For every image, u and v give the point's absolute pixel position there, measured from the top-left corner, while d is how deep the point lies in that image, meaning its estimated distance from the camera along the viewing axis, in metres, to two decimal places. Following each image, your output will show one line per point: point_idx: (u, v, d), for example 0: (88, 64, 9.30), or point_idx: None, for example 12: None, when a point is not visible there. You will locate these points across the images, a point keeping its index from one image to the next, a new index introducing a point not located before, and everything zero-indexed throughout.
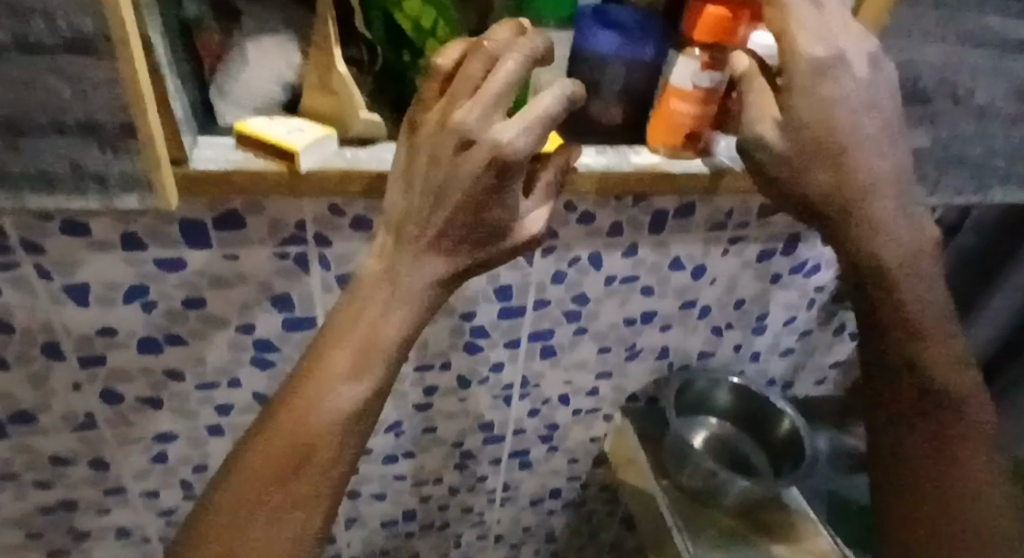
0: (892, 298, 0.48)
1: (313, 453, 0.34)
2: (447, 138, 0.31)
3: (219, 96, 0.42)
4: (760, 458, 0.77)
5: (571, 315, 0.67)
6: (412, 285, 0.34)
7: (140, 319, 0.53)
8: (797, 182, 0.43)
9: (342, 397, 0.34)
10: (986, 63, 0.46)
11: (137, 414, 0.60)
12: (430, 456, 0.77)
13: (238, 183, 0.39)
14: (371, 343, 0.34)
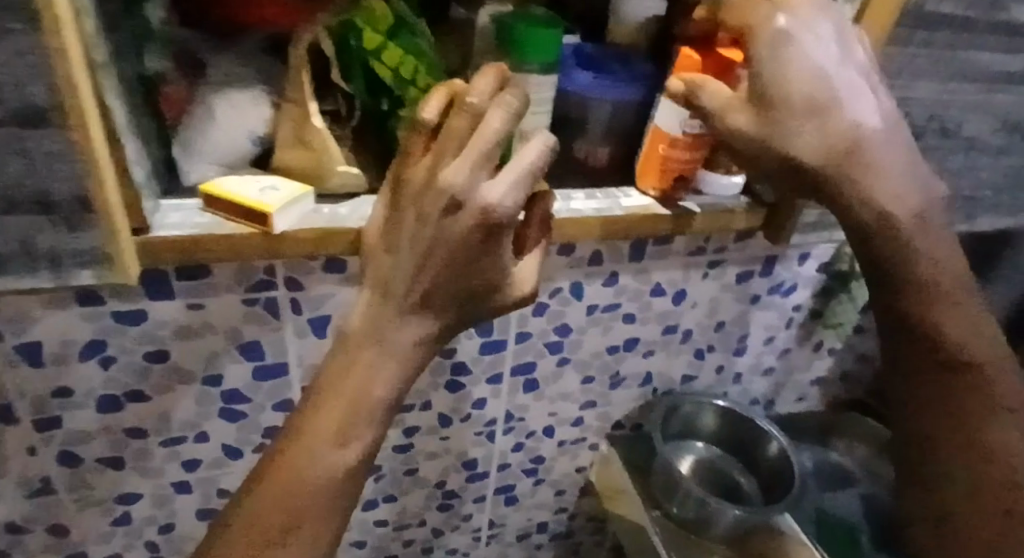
0: (922, 291, 0.45)
1: (302, 522, 0.30)
2: (438, 194, 0.29)
3: (184, 153, 0.39)
4: (748, 481, 0.76)
5: (554, 346, 0.66)
6: (399, 345, 0.32)
7: (100, 377, 0.49)
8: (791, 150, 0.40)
9: (327, 468, 0.31)
10: (969, 98, 0.48)
11: (97, 475, 0.55)
12: (413, 498, 0.74)
13: (211, 250, 0.37)
14: (358, 407, 0.31)
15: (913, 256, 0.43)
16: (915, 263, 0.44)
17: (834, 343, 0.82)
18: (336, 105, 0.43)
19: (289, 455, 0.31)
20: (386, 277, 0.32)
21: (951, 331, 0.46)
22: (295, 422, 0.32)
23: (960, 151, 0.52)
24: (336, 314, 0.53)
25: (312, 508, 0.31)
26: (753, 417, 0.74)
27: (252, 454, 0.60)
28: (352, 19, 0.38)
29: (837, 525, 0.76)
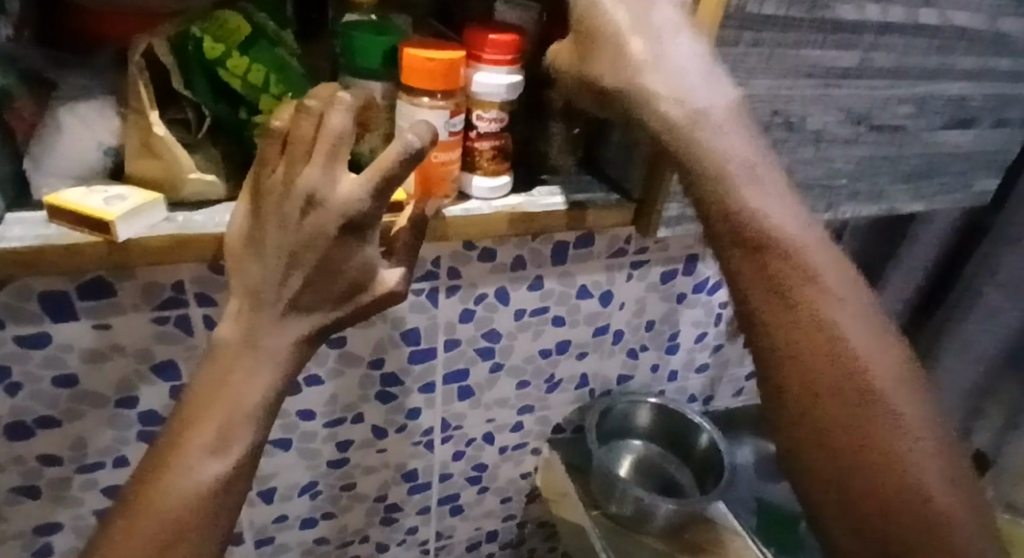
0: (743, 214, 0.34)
1: (186, 536, 0.30)
2: (296, 198, 0.30)
3: (35, 166, 0.39)
4: (685, 475, 0.78)
5: (486, 352, 0.66)
6: (275, 348, 0.33)
7: (5, 404, 0.48)
8: (650, 97, 0.37)
9: (202, 479, 0.30)
10: (810, 92, 0.48)
11: (11, 508, 0.54)
12: (353, 515, 0.73)
13: (57, 261, 0.37)
14: (233, 415, 0.31)
15: (709, 138, 0.35)
16: (719, 157, 0.35)
17: None
18: (186, 114, 0.43)
19: (164, 471, 0.30)
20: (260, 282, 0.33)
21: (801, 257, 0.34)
22: (170, 437, 0.31)
23: (808, 144, 0.52)
24: None
25: (195, 520, 0.30)
26: (684, 411, 0.76)
27: None
28: (193, 28, 0.39)
29: (775, 514, 0.79)
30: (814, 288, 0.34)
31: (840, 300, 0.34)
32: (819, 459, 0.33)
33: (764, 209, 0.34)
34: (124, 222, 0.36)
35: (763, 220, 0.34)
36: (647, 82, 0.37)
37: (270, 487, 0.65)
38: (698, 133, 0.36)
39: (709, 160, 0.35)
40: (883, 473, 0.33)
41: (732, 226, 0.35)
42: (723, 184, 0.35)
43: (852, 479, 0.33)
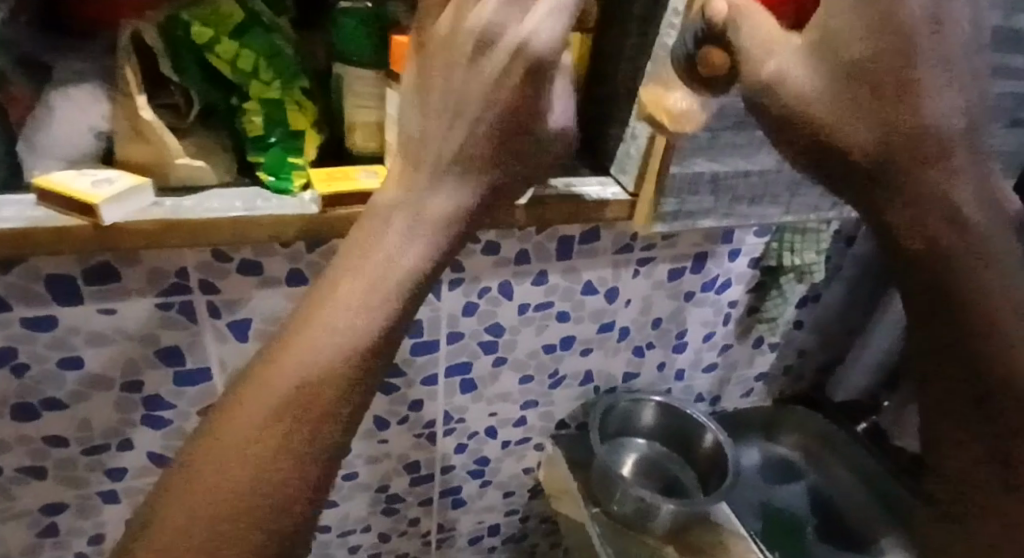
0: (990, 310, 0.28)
1: (302, 421, 0.28)
2: (420, 129, 0.34)
3: (29, 150, 0.40)
4: (689, 477, 0.77)
5: (488, 345, 0.66)
6: (431, 207, 0.33)
7: (13, 385, 0.49)
8: (916, 212, 0.28)
9: (344, 342, 0.29)
10: None
11: (19, 486, 0.55)
12: (356, 504, 0.73)
13: (43, 242, 0.38)
14: (383, 280, 0.31)
15: (979, 252, 0.28)
16: (978, 267, 0.28)
17: (775, 339, 0.82)
18: (174, 99, 0.43)
19: (290, 341, 0.29)
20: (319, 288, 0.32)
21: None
22: (299, 313, 0.31)
23: None
24: (256, 318, 0.53)
25: (325, 393, 0.28)
26: (689, 411, 0.75)
27: None
28: (181, 13, 0.40)
29: (780, 517, 0.79)
30: None
31: None
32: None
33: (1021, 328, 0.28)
34: (108, 204, 0.37)
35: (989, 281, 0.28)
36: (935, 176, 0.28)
37: None
38: (977, 247, 0.28)
39: (984, 284, 0.28)
40: None
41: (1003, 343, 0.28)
42: (974, 287, 0.28)
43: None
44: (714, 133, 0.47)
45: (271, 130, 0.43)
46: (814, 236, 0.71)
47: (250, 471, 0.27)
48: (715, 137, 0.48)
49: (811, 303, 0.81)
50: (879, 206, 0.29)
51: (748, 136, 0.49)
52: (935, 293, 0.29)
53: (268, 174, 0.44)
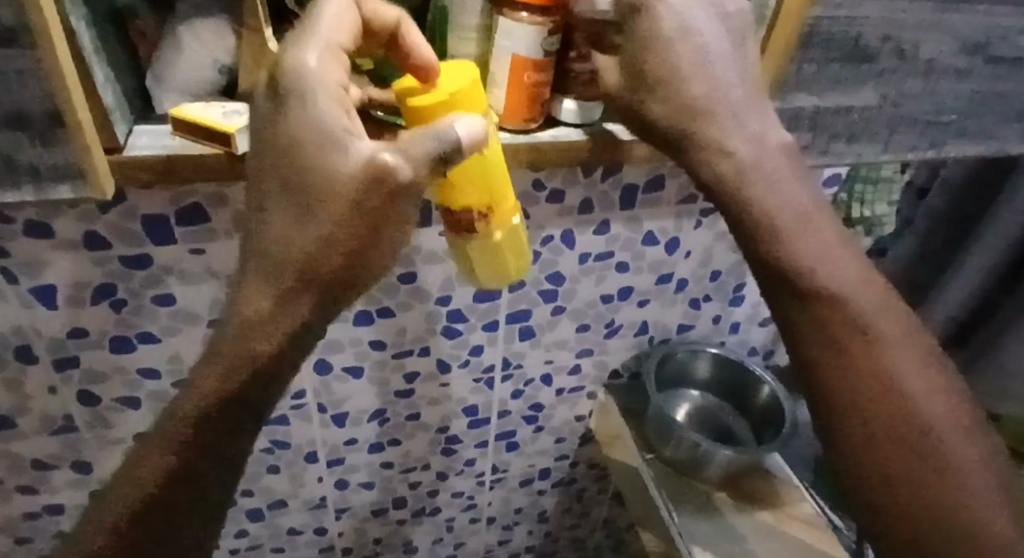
0: (863, 331, 0.43)
1: (251, 301, 0.35)
2: (281, 79, 0.34)
3: (157, 82, 0.41)
4: (742, 427, 0.78)
5: (548, 295, 0.67)
6: (291, 125, 0.34)
7: (112, 319, 0.52)
8: (760, 203, 0.42)
9: (268, 236, 0.35)
10: (926, 17, 0.45)
11: (116, 414, 0.60)
12: (416, 442, 0.77)
13: (181, 170, 0.39)
14: (287, 185, 0.34)
15: (851, 304, 0.43)
16: (860, 320, 0.43)
17: None
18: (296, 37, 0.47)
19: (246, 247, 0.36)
20: (268, 243, 0.35)
21: (896, 364, 0.44)
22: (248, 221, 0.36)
23: (915, 76, 0.49)
24: None
25: (264, 278, 0.35)
26: (745, 363, 0.76)
27: None
28: None
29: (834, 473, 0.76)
30: (905, 384, 0.44)
31: (920, 386, 0.45)
32: (891, 462, 0.43)
33: (878, 336, 0.44)
34: (243, 134, 0.39)
35: (845, 315, 0.43)
36: (753, 187, 0.42)
37: (342, 411, 0.69)
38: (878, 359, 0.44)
39: (834, 301, 0.43)
40: (933, 481, 0.43)
41: (853, 349, 0.43)
42: (827, 314, 0.43)
43: (900, 454, 0.43)
44: (819, 67, 0.46)
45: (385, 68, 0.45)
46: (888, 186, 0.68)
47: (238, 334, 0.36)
48: (820, 70, 0.46)
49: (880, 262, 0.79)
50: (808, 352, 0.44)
51: (852, 71, 0.47)
52: (796, 303, 0.44)
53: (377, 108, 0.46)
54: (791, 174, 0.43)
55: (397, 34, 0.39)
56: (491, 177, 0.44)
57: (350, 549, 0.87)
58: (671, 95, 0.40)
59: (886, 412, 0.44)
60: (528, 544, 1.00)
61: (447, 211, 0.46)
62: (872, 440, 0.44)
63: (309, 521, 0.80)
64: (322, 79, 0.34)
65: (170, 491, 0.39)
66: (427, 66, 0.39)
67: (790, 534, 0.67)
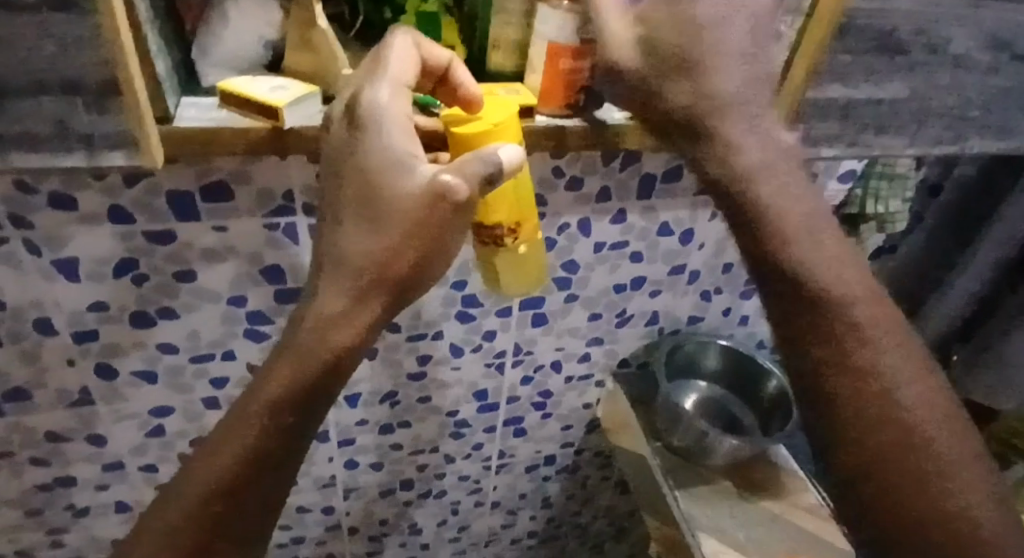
0: (863, 359, 0.39)
1: (327, 303, 0.39)
2: (355, 109, 0.38)
3: (202, 56, 0.42)
4: (748, 417, 0.78)
5: (561, 282, 0.68)
6: (365, 147, 0.38)
7: (132, 293, 0.53)
8: (754, 202, 0.40)
9: (343, 245, 0.39)
10: (959, 11, 0.45)
11: (133, 389, 0.60)
12: (426, 425, 0.78)
13: (225, 142, 0.40)
14: (360, 200, 0.38)
15: (864, 333, 0.39)
16: (870, 349, 0.39)
17: None
18: (341, 12, 0.48)
19: (321, 254, 0.40)
20: (340, 253, 0.39)
21: (904, 407, 0.39)
22: (326, 230, 0.40)
23: (944, 70, 0.49)
24: None
25: (339, 282, 0.39)
26: (754, 356, 0.76)
27: None
28: None
29: None
30: (920, 432, 0.39)
31: (939, 437, 0.40)
32: (897, 511, 0.39)
33: (894, 365, 0.40)
34: (289, 109, 0.39)
35: (858, 335, 0.39)
36: (757, 186, 0.40)
37: (354, 392, 0.70)
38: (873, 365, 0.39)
39: (852, 316, 0.39)
40: (935, 538, 0.38)
41: (865, 376, 0.39)
42: (832, 329, 0.39)
43: (909, 505, 0.39)
44: (852, 58, 0.46)
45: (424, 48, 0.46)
46: (901, 183, 0.67)
47: (315, 332, 0.39)
48: (855, 60, 0.46)
49: (891, 257, 0.79)
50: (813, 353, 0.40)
51: (885, 62, 0.47)
52: (804, 320, 0.40)
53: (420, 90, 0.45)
54: (794, 168, 0.41)
55: (448, 73, 0.42)
56: (520, 196, 0.47)
57: (356, 529, 0.88)
58: (681, 69, 0.38)
59: (901, 455, 0.39)
60: (531, 529, 1.01)
61: (479, 228, 0.48)
62: (878, 485, 0.39)
63: (318, 500, 0.81)
64: (395, 116, 0.38)
65: (246, 494, 0.41)
66: (473, 96, 0.42)
67: (793, 523, 0.68)
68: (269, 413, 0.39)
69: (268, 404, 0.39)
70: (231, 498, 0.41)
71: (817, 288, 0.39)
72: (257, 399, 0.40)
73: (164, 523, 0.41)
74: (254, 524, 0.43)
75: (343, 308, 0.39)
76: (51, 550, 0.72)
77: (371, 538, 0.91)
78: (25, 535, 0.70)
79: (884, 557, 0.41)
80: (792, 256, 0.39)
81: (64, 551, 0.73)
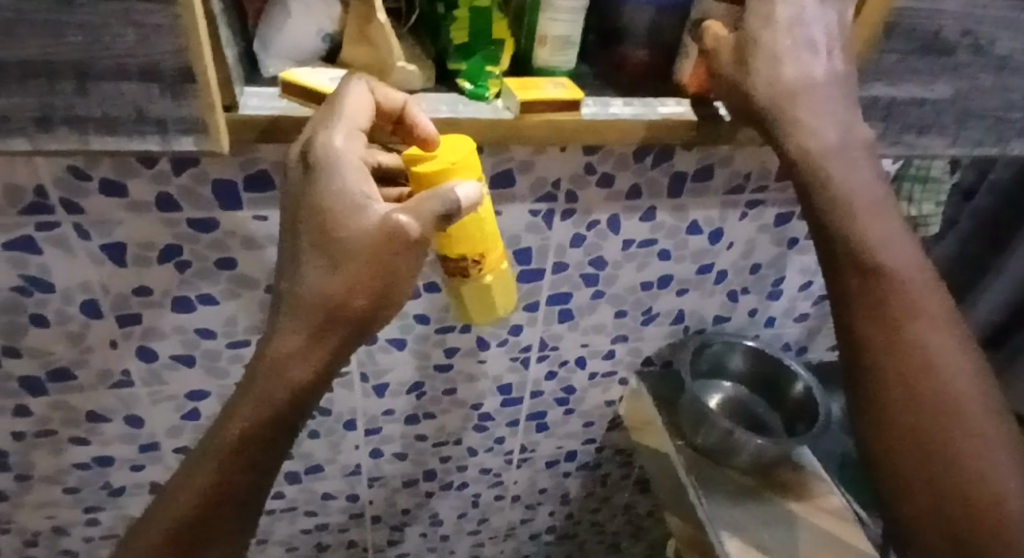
0: (908, 326, 0.44)
1: (286, 340, 0.39)
2: (310, 151, 0.39)
3: (264, 48, 0.44)
4: (774, 420, 0.78)
5: (589, 279, 0.68)
6: (318, 189, 0.38)
7: (175, 279, 0.55)
8: (830, 179, 0.42)
9: (298, 283, 0.39)
10: (1007, 12, 0.45)
11: (171, 372, 0.62)
12: (450, 417, 0.79)
13: (288, 130, 0.42)
14: (313, 241, 0.38)
15: (915, 310, 0.44)
16: (915, 321, 0.44)
17: None
18: (398, 5, 0.50)
19: (280, 292, 0.40)
20: (298, 292, 0.39)
21: (937, 369, 0.44)
22: (283, 268, 0.40)
23: (990, 72, 0.49)
24: None
25: (297, 320, 0.39)
26: (781, 358, 0.76)
27: None
28: None
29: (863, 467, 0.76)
30: (954, 393, 0.44)
31: (971, 397, 0.44)
32: (918, 461, 0.44)
33: (932, 336, 0.44)
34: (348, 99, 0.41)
35: (909, 306, 0.43)
36: (829, 163, 0.42)
37: (382, 382, 0.71)
38: (920, 350, 0.44)
39: (905, 288, 0.43)
40: (959, 486, 0.43)
41: (902, 346, 0.44)
42: (893, 297, 0.43)
43: (929, 458, 0.43)
44: (898, 57, 0.46)
45: (477, 43, 0.47)
46: (935, 186, 0.66)
47: (277, 365, 0.40)
48: (899, 60, 0.46)
49: None
50: (863, 335, 0.44)
51: (929, 63, 0.47)
52: (862, 286, 0.44)
53: (467, 80, 0.46)
54: (867, 163, 0.43)
55: (403, 114, 0.42)
56: (485, 231, 0.47)
57: (379, 518, 0.89)
58: (771, 68, 0.41)
59: (932, 412, 0.44)
60: (550, 525, 1.02)
61: (444, 258, 0.49)
62: (905, 438, 0.44)
63: (343, 487, 0.82)
64: (349, 159, 0.38)
65: (222, 504, 0.43)
66: (427, 136, 0.41)
67: (818, 526, 0.68)
68: (239, 436, 0.41)
69: (239, 433, 0.41)
70: (216, 509, 0.43)
71: (873, 258, 0.43)
72: (227, 429, 0.41)
73: (145, 546, 0.43)
74: (233, 532, 0.45)
75: (303, 341, 0.39)
76: (86, 527, 0.74)
77: (393, 527, 0.92)
78: (63, 512, 0.72)
79: (903, 505, 0.45)
80: (859, 231, 0.43)
81: (98, 529, 0.75)
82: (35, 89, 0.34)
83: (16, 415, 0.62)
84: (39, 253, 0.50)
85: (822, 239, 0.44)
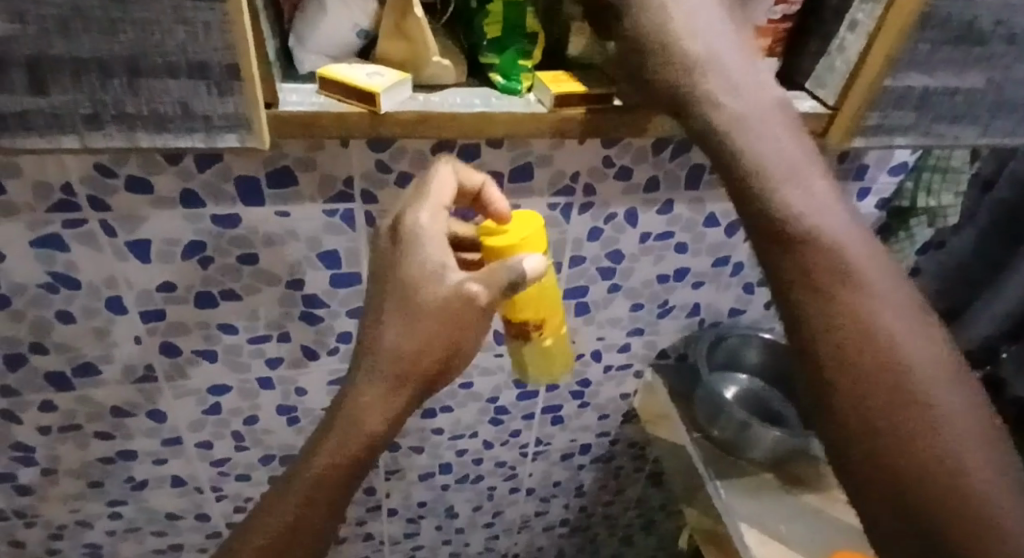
0: (852, 311, 0.31)
1: (368, 390, 0.42)
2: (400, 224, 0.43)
3: (300, 44, 0.44)
4: (790, 413, 0.78)
5: (606, 272, 0.68)
6: (406, 257, 0.42)
7: (198, 274, 0.55)
8: (737, 153, 0.35)
9: (384, 339, 0.41)
10: None
11: (193, 367, 0.63)
12: (467, 411, 0.79)
13: (328, 126, 0.42)
14: (400, 302, 0.41)
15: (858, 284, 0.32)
16: (872, 304, 0.31)
17: None
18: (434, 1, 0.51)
19: (362, 346, 0.42)
20: (377, 346, 0.42)
21: (902, 359, 0.31)
22: (367, 324, 0.43)
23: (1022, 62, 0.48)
24: None
25: (378, 371, 0.42)
26: None
27: (328, 356, 0.66)
28: None
29: None
30: (925, 391, 0.31)
31: (937, 398, 0.31)
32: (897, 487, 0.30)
33: (887, 319, 0.31)
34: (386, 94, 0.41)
35: (860, 289, 0.31)
36: (738, 133, 0.35)
37: None
38: (858, 299, 0.31)
39: (855, 269, 0.32)
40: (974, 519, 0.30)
41: (873, 336, 0.31)
42: (828, 277, 0.32)
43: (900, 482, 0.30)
44: (932, 47, 0.46)
45: (508, 37, 0.47)
46: (955, 177, 0.66)
47: (354, 412, 0.42)
48: (933, 50, 0.46)
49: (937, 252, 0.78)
50: (804, 317, 0.32)
51: (962, 52, 0.47)
52: (813, 274, 0.32)
53: (499, 74, 0.47)
54: (789, 131, 0.35)
55: (481, 193, 0.47)
56: (547, 297, 0.49)
57: (395, 510, 0.90)
58: (662, 52, 0.36)
59: (885, 426, 0.30)
60: (563, 518, 1.03)
61: (508, 321, 0.51)
62: (894, 459, 0.30)
63: (360, 480, 0.83)
64: (432, 234, 0.43)
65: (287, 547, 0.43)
66: (501, 213, 0.46)
67: (837, 518, 0.68)
68: (311, 481, 0.42)
69: (313, 478, 0.42)
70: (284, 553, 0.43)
71: (820, 238, 0.32)
72: (302, 474, 0.42)
73: None
74: None
75: (382, 392, 0.42)
76: (108, 520, 0.75)
77: (408, 520, 0.93)
78: (85, 506, 0.73)
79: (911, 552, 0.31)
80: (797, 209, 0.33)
81: (120, 522, 0.76)
82: (76, 86, 0.35)
83: (43, 410, 0.62)
84: (67, 250, 0.51)
85: (743, 212, 0.35)
